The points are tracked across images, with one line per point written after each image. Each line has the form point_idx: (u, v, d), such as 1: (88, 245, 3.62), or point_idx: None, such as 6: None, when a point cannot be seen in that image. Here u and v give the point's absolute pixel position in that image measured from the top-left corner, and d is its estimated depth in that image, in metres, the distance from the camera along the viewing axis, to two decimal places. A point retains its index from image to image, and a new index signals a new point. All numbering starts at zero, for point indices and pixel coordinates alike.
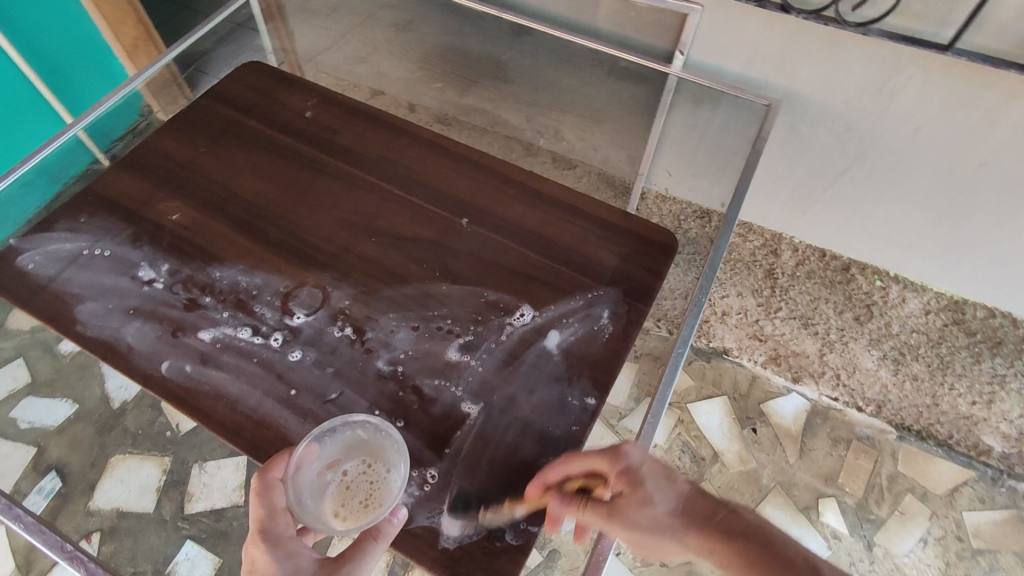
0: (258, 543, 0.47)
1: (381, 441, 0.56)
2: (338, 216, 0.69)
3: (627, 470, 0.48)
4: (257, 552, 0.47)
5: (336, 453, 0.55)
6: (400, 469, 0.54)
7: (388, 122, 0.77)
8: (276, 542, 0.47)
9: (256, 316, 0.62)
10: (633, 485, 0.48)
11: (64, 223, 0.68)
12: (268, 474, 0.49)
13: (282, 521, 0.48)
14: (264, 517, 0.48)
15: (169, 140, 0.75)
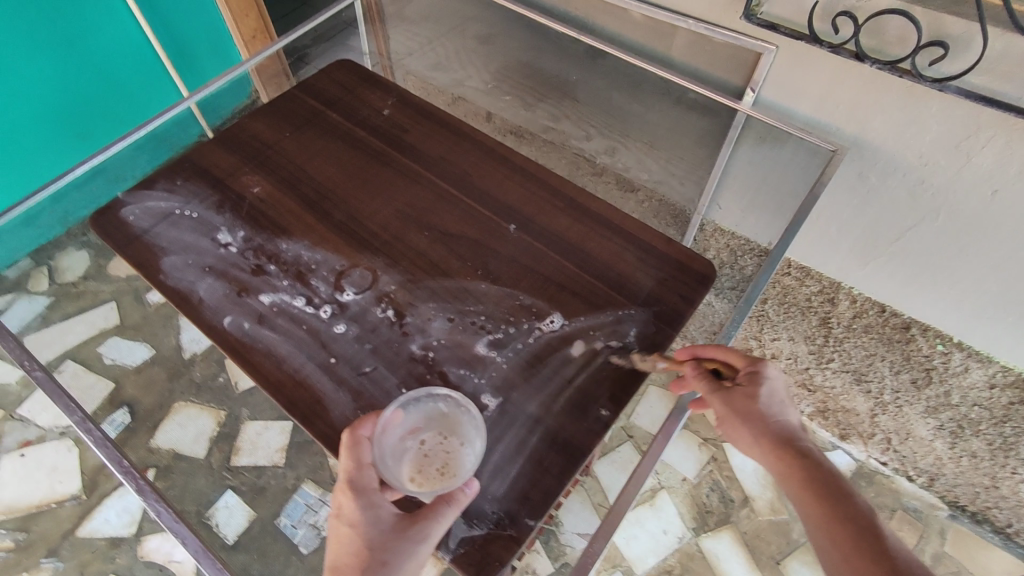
0: (348, 491, 0.53)
1: (458, 418, 0.61)
2: (396, 207, 0.75)
3: (753, 372, 0.63)
4: (346, 498, 0.53)
5: (416, 423, 0.61)
6: (473, 446, 0.59)
7: (455, 127, 0.84)
8: (362, 492, 0.53)
9: (312, 288, 0.68)
10: (751, 383, 0.62)
11: (163, 184, 0.78)
12: (360, 431, 0.55)
13: (369, 474, 0.54)
14: (355, 469, 0.54)
15: (262, 124, 0.85)
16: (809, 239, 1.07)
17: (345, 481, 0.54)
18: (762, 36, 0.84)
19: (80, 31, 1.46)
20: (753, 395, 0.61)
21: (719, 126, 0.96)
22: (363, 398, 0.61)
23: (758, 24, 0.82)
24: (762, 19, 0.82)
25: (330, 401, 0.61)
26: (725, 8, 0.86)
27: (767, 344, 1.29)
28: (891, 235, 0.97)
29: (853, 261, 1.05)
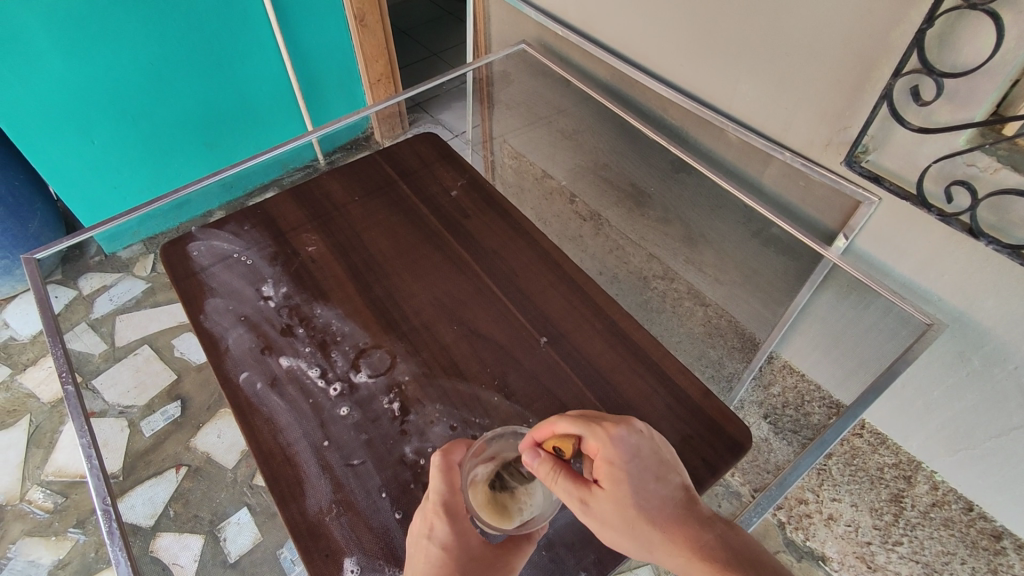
0: (443, 516, 0.50)
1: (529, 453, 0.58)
2: (433, 294, 0.74)
3: (612, 460, 0.50)
4: (438, 523, 0.50)
5: (490, 451, 0.57)
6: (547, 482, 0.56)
7: (514, 220, 0.83)
8: (454, 517, 0.51)
9: (330, 360, 0.68)
10: (614, 479, 0.50)
11: (233, 226, 0.82)
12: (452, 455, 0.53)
13: (460, 501, 0.52)
14: (447, 493, 0.51)
15: (337, 183, 0.88)
16: (890, 406, 0.95)
17: (435, 503, 0.51)
18: (864, 186, 0.77)
19: (231, 58, 1.64)
20: (620, 495, 0.49)
21: (801, 265, 0.89)
22: (342, 491, 0.59)
23: (859, 172, 0.75)
24: (866, 168, 0.76)
25: (310, 486, 0.59)
26: (826, 148, 0.80)
27: (824, 502, 1.08)
28: (991, 429, 0.84)
29: (939, 445, 0.92)
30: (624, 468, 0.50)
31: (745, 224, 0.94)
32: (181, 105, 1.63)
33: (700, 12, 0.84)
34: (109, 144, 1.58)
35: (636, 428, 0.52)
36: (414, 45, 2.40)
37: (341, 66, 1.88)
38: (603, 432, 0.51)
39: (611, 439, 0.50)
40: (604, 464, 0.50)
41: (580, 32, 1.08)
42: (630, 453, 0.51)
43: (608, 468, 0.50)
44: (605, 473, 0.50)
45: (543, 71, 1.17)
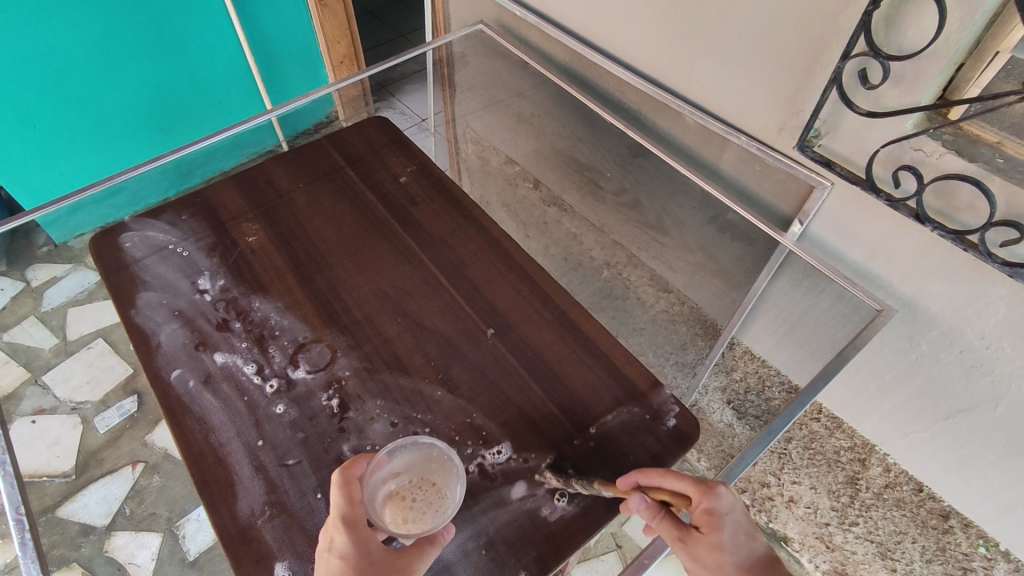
0: (340, 528, 0.48)
1: (439, 462, 0.58)
2: (377, 285, 0.72)
3: (713, 511, 0.48)
4: (336, 535, 0.48)
5: (399, 463, 0.57)
6: (456, 489, 0.56)
7: (465, 207, 0.80)
8: (353, 527, 0.49)
9: (267, 356, 0.66)
10: (713, 528, 0.47)
11: (168, 215, 0.78)
12: (349, 469, 0.51)
13: (359, 512, 0.50)
14: (345, 507, 0.49)
15: (281, 169, 0.84)
16: (844, 391, 0.95)
17: (334, 518, 0.49)
18: (817, 171, 0.76)
19: (181, 39, 1.56)
20: (719, 545, 0.46)
21: (757, 251, 0.88)
22: (275, 493, 0.57)
23: (812, 157, 0.74)
24: (818, 152, 0.75)
25: (242, 488, 0.57)
26: (781, 132, 0.78)
27: (785, 484, 1.11)
28: (939, 412, 0.85)
29: (891, 429, 0.93)
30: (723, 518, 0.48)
31: (702, 210, 0.92)
32: (129, 88, 1.56)
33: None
34: (53, 129, 1.50)
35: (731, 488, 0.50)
36: (382, 25, 2.33)
37: (301, 47, 1.81)
38: (708, 486, 0.49)
39: (716, 493, 0.48)
40: (704, 513, 0.48)
41: (538, 13, 1.05)
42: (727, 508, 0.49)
43: (709, 518, 0.47)
44: (708, 518, 0.48)
45: (501, 53, 1.14)
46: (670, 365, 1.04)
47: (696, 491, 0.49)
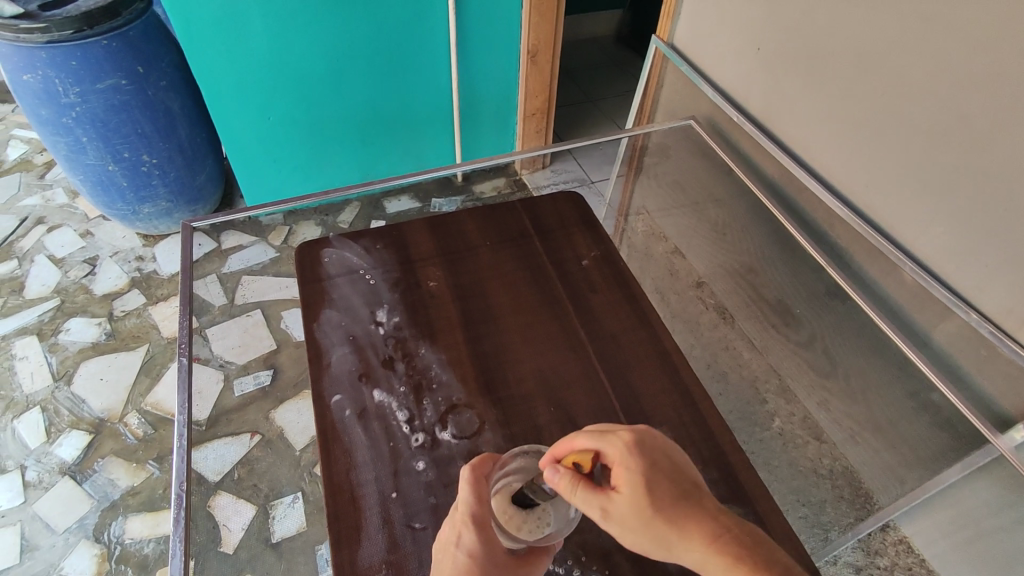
0: (470, 527, 0.49)
1: None
2: (538, 365, 0.71)
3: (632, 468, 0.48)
4: (465, 531, 0.49)
5: (518, 462, 0.56)
6: (572, 499, 0.56)
7: (640, 306, 0.78)
8: (480, 527, 0.49)
9: (420, 406, 0.67)
10: (629, 486, 0.47)
11: (365, 242, 0.84)
12: (476, 467, 0.51)
13: (487, 513, 0.50)
14: (473, 506, 0.49)
15: (473, 222, 0.88)
16: None
17: (463, 514, 0.50)
18: None
19: (406, 69, 1.73)
20: (642, 501, 0.47)
21: (952, 442, 0.76)
22: (396, 554, 0.56)
23: None
24: None
25: (367, 536, 0.57)
26: None
27: None
28: None
29: None
30: (645, 476, 0.47)
31: (897, 373, 0.82)
32: (349, 101, 1.74)
33: (906, 137, 0.75)
34: (282, 122, 1.71)
35: (656, 441, 0.49)
36: (575, 84, 2.43)
37: (503, 94, 1.93)
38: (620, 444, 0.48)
39: (626, 451, 0.48)
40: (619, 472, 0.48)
41: (756, 122, 1.01)
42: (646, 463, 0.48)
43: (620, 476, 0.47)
44: (623, 482, 0.47)
45: (706, 152, 1.14)
46: (798, 515, 0.91)
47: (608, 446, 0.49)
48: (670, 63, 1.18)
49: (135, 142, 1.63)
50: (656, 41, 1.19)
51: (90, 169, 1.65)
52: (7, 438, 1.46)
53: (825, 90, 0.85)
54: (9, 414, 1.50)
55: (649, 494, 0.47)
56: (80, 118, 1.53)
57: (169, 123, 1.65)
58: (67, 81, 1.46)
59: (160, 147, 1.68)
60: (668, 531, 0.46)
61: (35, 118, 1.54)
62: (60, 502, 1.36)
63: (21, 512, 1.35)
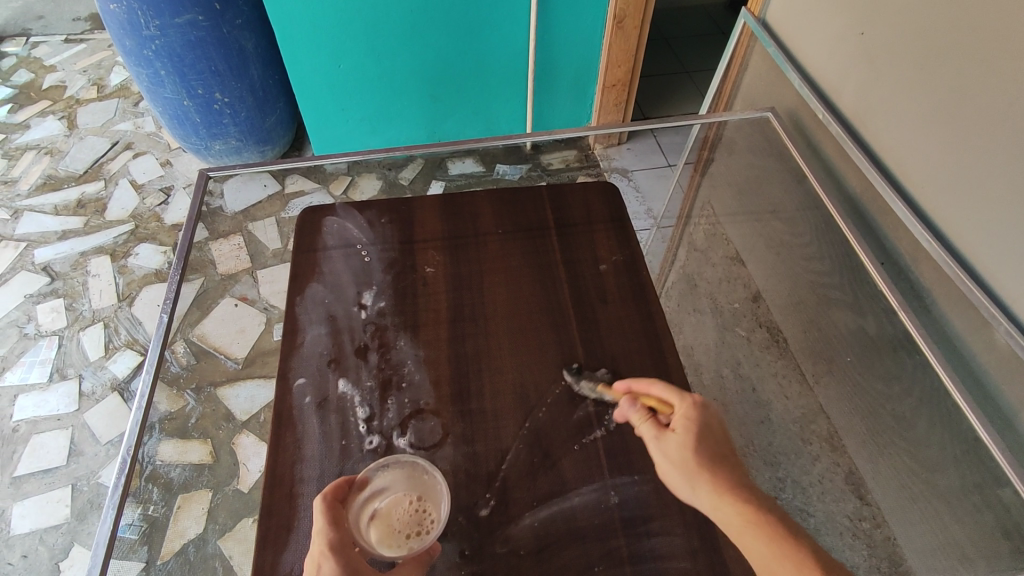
0: (327, 555, 0.46)
1: (428, 480, 0.57)
2: (521, 379, 0.64)
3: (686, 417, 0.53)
4: (323, 561, 0.46)
5: (383, 482, 0.56)
6: (441, 505, 0.55)
7: (654, 329, 0.68)
8: (339, 551, 0.47)
9: (383, 406, 0.62)
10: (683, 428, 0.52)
11: (371, 214, 0.79)
12: (329, 494, 0.50)
13: (345, 536, 0.48)
14: (331, 531, 0.48)
15: (490, 206, 0.80)
16: None
17: (320, 545, 0.47)
18: None
19: (480, 27, 1.64)
20: (690, 445, 0.51)
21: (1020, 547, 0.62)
22: None
23: None
24: None
25: (294, 540, 0.54)
26: None
27: None
28: None
29: None
30: (700, 428, 0.52)
31: (966, 448, 0.68)
32: (419, 55, 1.68)
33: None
34: (350, 72, 1.68)
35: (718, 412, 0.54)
36: (670, 55, 2.23)
37: (583, 62, 1.79)
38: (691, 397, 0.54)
39: (693, 405, 0.53)
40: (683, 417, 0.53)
41: (847, 122, 0.85)
42: (706, 422, 0.53)
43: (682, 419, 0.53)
44: (680, 424, 0.53)
45: (782, 153, 0.99)
46: None
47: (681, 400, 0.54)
48: (758, 43, 1.02)
49: (209, 79, 1.66)
50: (746, 16, 1.03)
51: (168, 102, 1.70)
52: (72, 347, 1.54)
53: (933, 93, 0.69)
54: (75, 326, 1.58)
55: (701, 439, 0.52)
56: (159, 52, 1.56)
57: (241, 62, 1.67)
58: (148, 14, 1.48)
59: (233, 86, 1.70)
60: (701, 471, 0.50)
61: (119, 48, 1.58)
62: (107, 415, 1.42)
63: (73, 418, 1.42)
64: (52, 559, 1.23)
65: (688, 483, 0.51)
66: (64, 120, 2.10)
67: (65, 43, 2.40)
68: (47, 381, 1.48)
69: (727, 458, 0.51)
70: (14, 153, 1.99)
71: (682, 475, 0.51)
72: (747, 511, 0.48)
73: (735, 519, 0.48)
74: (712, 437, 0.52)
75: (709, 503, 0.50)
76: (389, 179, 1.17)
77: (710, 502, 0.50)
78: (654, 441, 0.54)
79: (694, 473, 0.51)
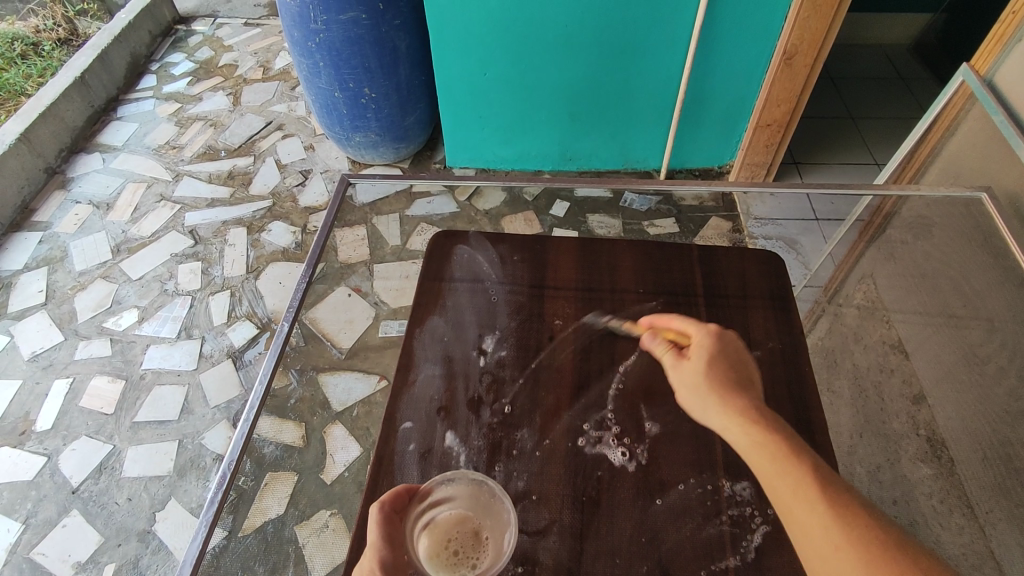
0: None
1: (494, 503, 0.53)
2: (644, 472, 0.56)
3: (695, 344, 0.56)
4: None
5: (445, 494, 0.53)
6: (505, 534, 0.51)
7: (811, 442, 0.57)
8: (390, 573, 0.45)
9: (489, 471, 0.56)
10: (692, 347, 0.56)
11: (504, 249, 0.73)
12: (386, 505, 0.48)
13: (398, 559, 0.46)
14: (383, 549, 0.46)
15: (631, 259, 0.72)
16: None
17: (372, 562, 0.45)
18: None
19: (635, 49, 1.55)
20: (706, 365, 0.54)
21: None
22: None
23: None
24: None
25: None
26: None
27: None
28: None
29: None
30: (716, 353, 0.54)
31: None
32: (567, 72, 1.63)
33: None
34: (496, 82, 1.66)
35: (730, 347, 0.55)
36: (837, 97, 2.02)
37: (740, 96, 1.66)
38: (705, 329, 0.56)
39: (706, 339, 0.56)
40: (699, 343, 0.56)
41: None
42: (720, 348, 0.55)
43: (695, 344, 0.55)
44: (696, 351, 0.55)
45: (991, 242, 0.82)
46: None
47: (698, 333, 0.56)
48: (977, 106, 0.86)
49: (361, 75, 1.71)
50: (966, 74, 0.87)
51: (321, 92, 1.78)
52: (200, 309, 1.65)
53: None
54: (207, 291, 1.69)
55: (712, 364, 0.53)
56: (321, 45, 1.63)
57: (393, 61, 1.71)
58: (318, 9, 1.54)
59: (382, 83, 1.75)
60: (712, 392, 0.52)
61: (288, 38, 1.66)
62: (219, 380, 1.50)
63: (190, 377, 1.51)
64: (150, 508, 1.30)
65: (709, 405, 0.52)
66: (231, 96, 2.27)
67: (244, 26, 2.62)
68: (175, 337, 1.59)
69: (738, 384, 0.52)
70: (185, 121, 2.18)
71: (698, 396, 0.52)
72: (768, 440, 0.47)
73: (750, 444, 0.47)
74: (729, 364, 0.54)
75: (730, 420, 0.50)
76: (513, 191, 1.17)
77: (722, 423, 0.50)
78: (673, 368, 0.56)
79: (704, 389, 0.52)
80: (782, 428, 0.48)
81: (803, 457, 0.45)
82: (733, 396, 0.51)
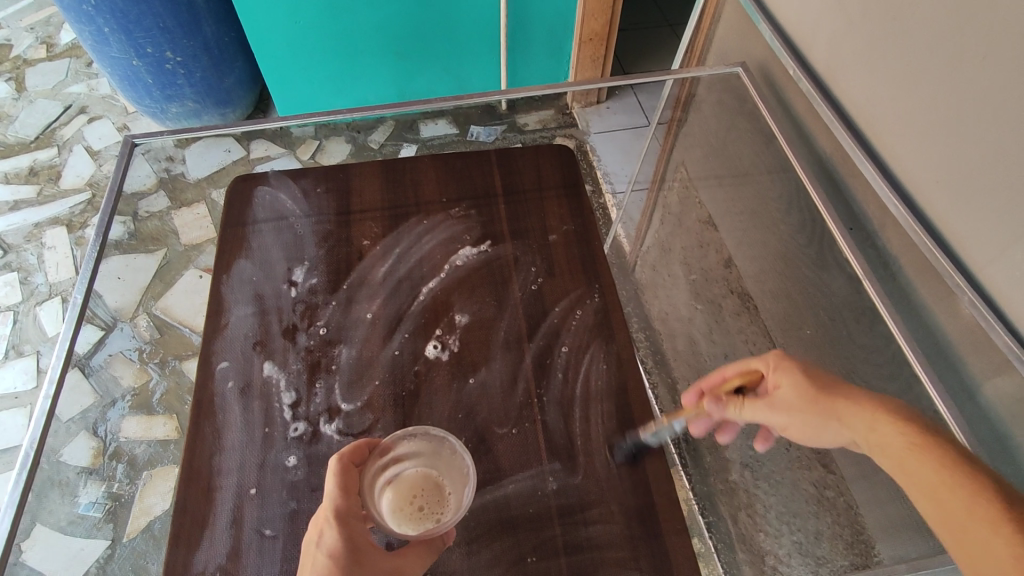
0: (333, 524, 0.45)
1: (450, 457, 0.55)
2: (455, 360, 0.61)
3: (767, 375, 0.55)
4: (327, 529, 0.45)
5: (408, 450, 0.54)
6: (465, 488, 0.53)
7: (603, 306, 0.65)
8: (344, 522, 0.45)
9: (309, 391, 0.60)
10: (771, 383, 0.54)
11: (306, 182, 0.73)
12: (346, 456, 0.48)
13: (353, 507, 0.47)
14: (339, 497, 0.46)
15: (433, 172, 0.74)
16: None
17: (327, 510, 0.46)
18: None
19: None
20: (800, 385, 0.52)
21: None
22: (236, 562, 0.52)
23: None
24: None
25: (212, 535, 0.53)
26: None
27: None
28: None
29: None
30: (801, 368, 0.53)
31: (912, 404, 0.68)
32: (383, 11, 1.57)
33: (1017, 134, 0.54)
34: (312, 29, 1.57)
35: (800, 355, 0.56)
36: (652, 7, 2.12)
37: (559, 15, 1.70)
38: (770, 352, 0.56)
39: (779, 361, 0.55)
40: (775, 374, 0.54)
41: (817, 79, 0.80)
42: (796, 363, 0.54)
43: (774, 373, 0.54)
44: (779, 377, 0.54)
45: (750, 112, 0.94)
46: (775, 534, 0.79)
47: (765, 363, 0.56)
48: None
49: (158, 37, 1.56)
50: None
51: (116, 62, 1.60)
52: (28, 322, 1.49)
53: (907, 45, 0.64)
54: (31, 301, 1.52)
55: (807, 378, 0.52)
56: (99, 8, 1.45)
57: (192, 18, 1.57)
58: None
59: (184, 44, 1.60)
60: (834, 403, 0.50)
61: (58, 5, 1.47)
62: None
63: (32, 395, 1.38)
64: None
65: (836, 422, 0.50)
66: (12, 82, 1.99)
67: None
68: (3, 357, 1.43)
69: (847, 389, 0.51)
70: None
71: (819, 417, 0.51)
72: (917, 440, 0.45)
73: (906, 448, 0.45)
74: (813, 373, 0.53)
75: (866, 430, 0.48)
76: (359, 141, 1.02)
77: (867, 430, 0.48)
78: (769, 410, 0.54)
79: (824, 409, 0.51)
80: (931, 429, 0.45)
81: (971, 457, 0.42)
82: (855, 399, 0.49)
